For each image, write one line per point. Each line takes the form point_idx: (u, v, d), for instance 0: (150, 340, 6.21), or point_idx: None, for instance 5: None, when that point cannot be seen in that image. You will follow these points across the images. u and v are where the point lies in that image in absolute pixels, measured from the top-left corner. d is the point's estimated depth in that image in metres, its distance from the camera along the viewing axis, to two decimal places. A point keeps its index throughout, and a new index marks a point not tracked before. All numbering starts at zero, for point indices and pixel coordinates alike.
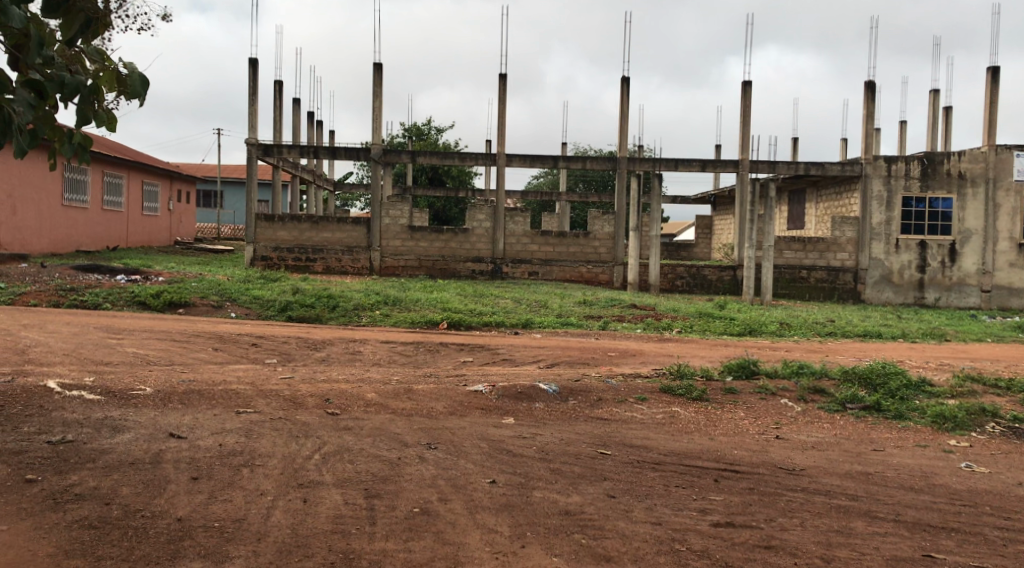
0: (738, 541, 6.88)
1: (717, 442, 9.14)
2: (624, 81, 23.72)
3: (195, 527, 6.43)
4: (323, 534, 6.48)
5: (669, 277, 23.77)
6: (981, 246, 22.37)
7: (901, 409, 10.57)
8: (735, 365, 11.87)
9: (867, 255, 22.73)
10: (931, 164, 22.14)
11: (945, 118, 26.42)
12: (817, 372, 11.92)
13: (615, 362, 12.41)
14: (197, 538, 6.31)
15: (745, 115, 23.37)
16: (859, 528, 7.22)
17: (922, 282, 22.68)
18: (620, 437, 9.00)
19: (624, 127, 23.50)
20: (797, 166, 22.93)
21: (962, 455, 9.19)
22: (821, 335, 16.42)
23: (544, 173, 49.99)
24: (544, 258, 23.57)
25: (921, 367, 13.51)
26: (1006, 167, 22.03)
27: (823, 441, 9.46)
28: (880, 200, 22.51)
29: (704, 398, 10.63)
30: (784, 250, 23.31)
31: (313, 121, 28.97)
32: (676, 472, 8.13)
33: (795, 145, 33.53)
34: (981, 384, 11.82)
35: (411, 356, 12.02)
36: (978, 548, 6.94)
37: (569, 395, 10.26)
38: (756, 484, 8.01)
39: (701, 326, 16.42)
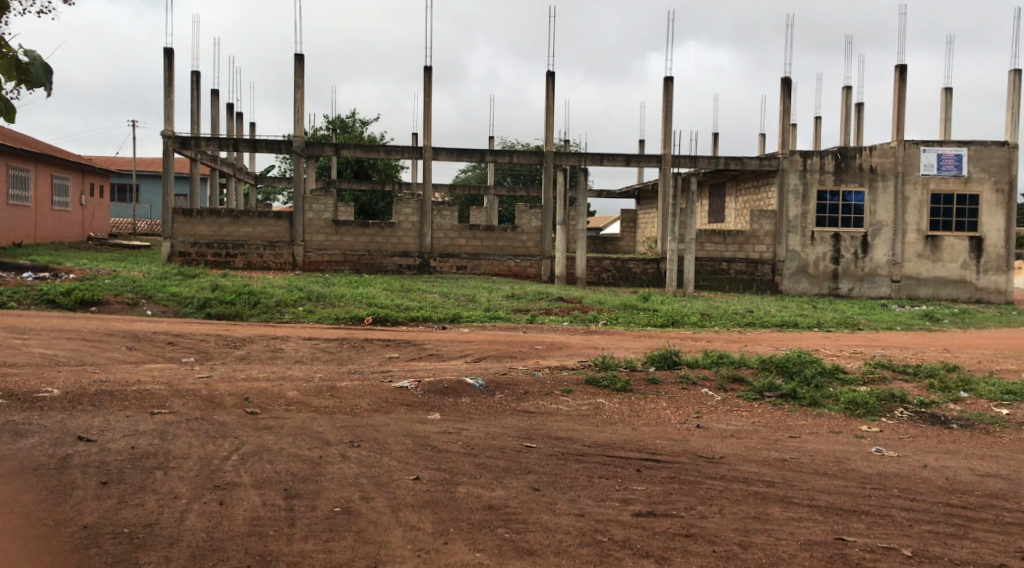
0: (658, 530, 7.03)
1: (640, 432, 9.30)
2: (548, 75, 23.84)
3: (102, 534, 6.33)
4: (239, 536, 6.44)
5: (596, 270, 24.02)
6: (891, 237, 23.07)
7: (816, 396, 10.89)
8: (657, 356, 12.08)
9: (784, 247, 23.32)
10: (844, 159, 22.85)
11: (857, 114, 27.18)
12: (736, 361, 12.22)
13: (542, 354, 12.52)
14: (104, 546, 6.21)
15: (667, 110, 23.72)
16: (775, 513, 7.44)
17: (836, 274, 23.33)
18: (545, 429, 9.10)
19: (550, 121, 23.63)
20: (717, 161, 23.36)
21: (873, 440, 9.53)
22: (740, 325, 16.82)
23: (471, 167, 50.09)
24: (471, 253, 23.59)
25: (835, 355, 13.95)
26: (914, 162, 22.77)
27: (742, 429, 9.71)
28: (796, 194, 23.14)
29: (628, 388, 10.79)
30: (705, 242, 23.68)
31: (233, 113, 28.48)
32: (598, 463, 8.27)
33: (717, 140, 34.12)
34: (892, 371, 12.27)
35: (334, 352, 11.95)
36: (886, 530, 7.22)
37: (495, 389, 10.33)
38: (676, 473, 8.19)
39: (626, 318, 16.67)
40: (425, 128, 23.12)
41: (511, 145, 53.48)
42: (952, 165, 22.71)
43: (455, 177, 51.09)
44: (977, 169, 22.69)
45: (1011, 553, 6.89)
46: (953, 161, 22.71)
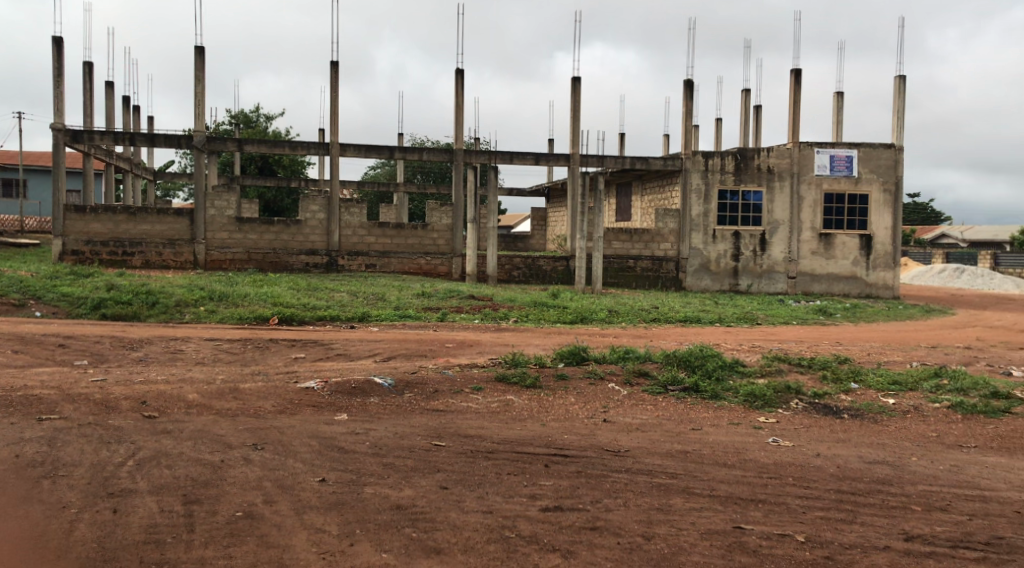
0: (564, 524, 7.18)
1: (548, 428, 9.45)
2: (457, 73, 23.86)
3: None
4: (134, 545, 6.37)
5: (506, 267, 24.15)
6: (788, 235, 23.85)
7: (717, 389, 11.22)
8: (565, 352, 12.27)
9: (687, 246, 23.90)
10: (744, 160, 23.54)
11: (756, 114, 27.96)
12: (641, 356, 12.51)
13: (452, 353, 12.59)
14: None
15: (574, 109, 24.00)
16: (677, 504, 7.68)
17: (737, 270, 24.00)
18: (455, 427, 9.17)
19: (459, 118, 23.68)
20: (623, 160, 23.74)
21: (770, 430, 9.89)
22: (646, 321, 17.18)
23: (379, 165, 49.85)
24: (381, 250, 23.49)
25: (735, 350, 14.37)
26: (808, 163, 23.56)
27: (647, 422, 9.97)
28: (699, 193, 23.72)
29: (537, 385, 10.94)
30: (612, 240, 24.10)
31: (128, 106, 27.74)
32: (506, 459, 8.39)
33: (623, 139, 34.66)
34: (788, 363, 12.72)
35: (237, 353, 11.79)
36: (781, 517, 7.52)
37: (403, 388, 10.35)
38: (583, 467, 8.36)
39: (536, 315, 16.85)
40: (331, 124, 22.91)
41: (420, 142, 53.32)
42: (844, 166, 23.57)
43: (363, 174, 50.77)
44: (866, 169, 23.60)
45: (897, 534, 7.22)
46: (844, 162, 23.57)
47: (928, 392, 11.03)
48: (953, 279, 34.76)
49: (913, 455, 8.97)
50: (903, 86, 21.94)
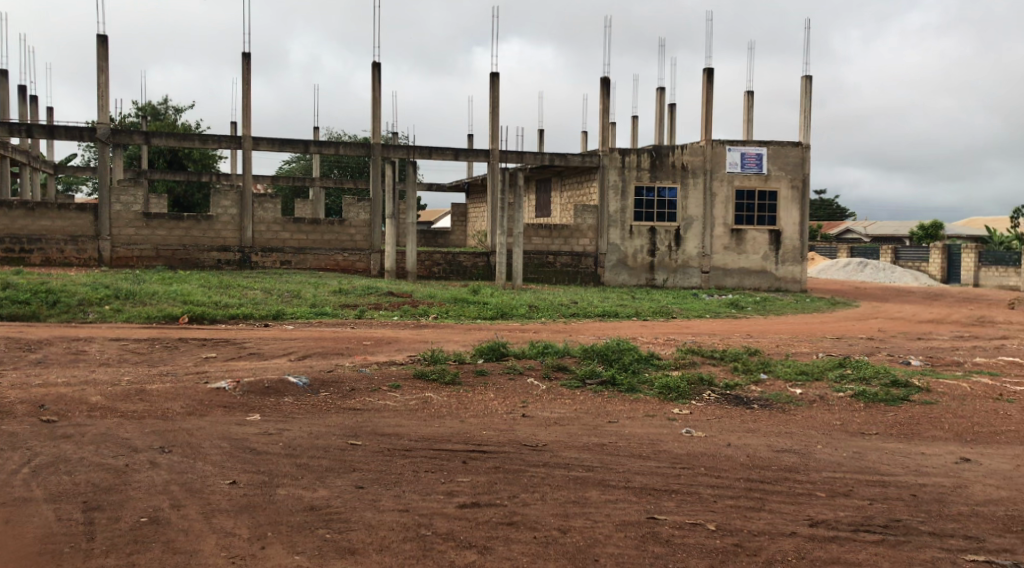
0: (481, 520, 7.21)
1: (467, 424, 9.46)
2: (373, 66, 23.65)
3: None
4: (28, 557, 6.21)
5: (426, 263, 24.04)
6: (701, 230, 24.30)
7: (633, 382, 11.39)
8: (485, 348, 12.28)
9: (605, 241, 24.19)
10: (659, 157, 23.93)
11: (671, 112, 28.40)
12: (560, 350, 12.61)
13: (370, 350, 12.50)
14: None
15: (493, 104, 24.04)
16: (593, 497, 7.77)
17: (653, 265, 24.37)
18: (372, 426, 9.12)
19: (376, 113, 23.49)
20: (542, 157, 23.88)
21: (684, 421, 10.08)
22: (565, 315, 17.31)
23: (294, 159, 49.24)
24: (297, 246, 23.19)
25: (652, 343, 14.59)
26: (720, 160, 24.05)
27: (565, 416, 10.06)
28: (616, 189, 24.02)
29: (457, 381, 10.94)
30: (532, 236, 24.24)
31: (26, 96, 26.81)
32: (423, 457, 8.38)
33: (541, 135, 34.84)
34: (701, 355, 12.99)
35: (143, 354, 11.52)
36: (694, 506, 7.67)
37: (319, 387, 10.24)
38: (501, 462, 8.41)
39: (456, 311, 16.84)
40: (244, 117, 22.49)
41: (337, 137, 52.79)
42: (754, 163, 24.11)
43: (278, 169, 50.09)
44: (775, 167, 24.17)
45: (802, 520, 7.42)
46: (754, 160, 24.12)
47: (834, 382, 11.38)
48: (857, 273, 35.86)
49: (819, 443, 9.24)
50: (809, 86, 22.53)
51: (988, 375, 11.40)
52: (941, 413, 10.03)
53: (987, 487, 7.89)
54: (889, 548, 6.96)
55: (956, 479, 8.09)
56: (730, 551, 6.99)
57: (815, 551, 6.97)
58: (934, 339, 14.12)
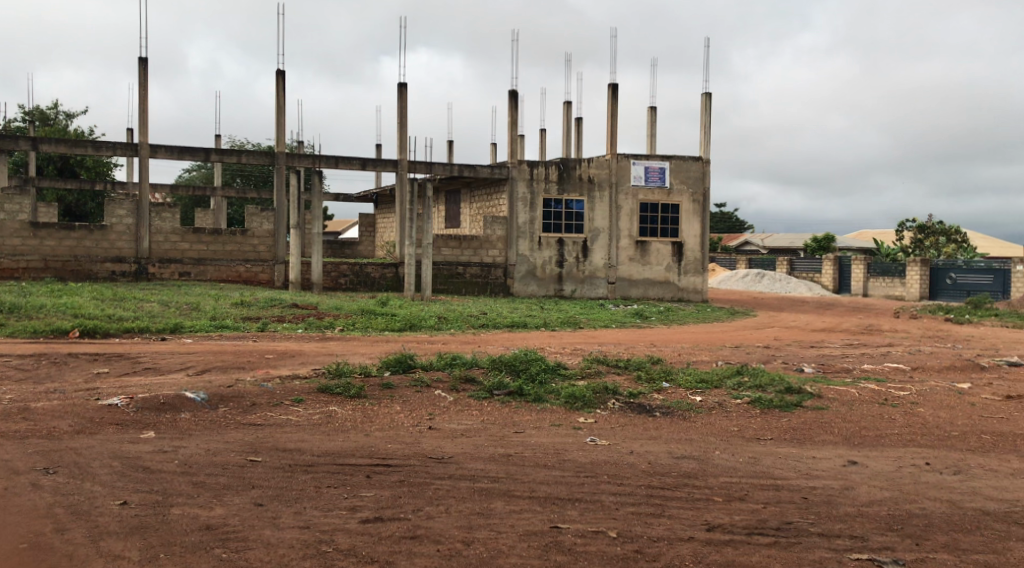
0: (384, 535, 7.17)
1: (372, 438, 9.38)
2: (278, 74, 23.33)
3: None
4: None
5: (333, 275, 23.75)
6: (607, 242, 24.65)
7: (539, 392, 11.45)
8: (392, 361, 12.19)
9: (514, 252, 24.30)
10: (566, 170, 24.22)
11: (577, 126, 28.76)
12: (468, 361, 12.61)
13: (273, 364, 12.31)
14: None
15: (401, 115, 23.94)
16: (498, 508, 7.79)
17: (561, 276, 24.58)
18: (273, 441, 8.97)
19: (281, 121, 23.15)
20: (452, 168, 23.87)
21: (589, 430, 10.19)
22: (474, 326, 17.33)
23: (194, 168, 48.24)
24: (197, 258, 22.68)
25: (559, 353, 14.71)
26: (625, 174, 24.49)
27: (471, 427, 10.06)
28: (524, 201, 24.20)
29: (362, 395, 10.82)
30: (441, 247, 24.18)
31: None
32: (326, 472, 8.27)
33: (449, 146, 34.79)
34: (607, 365, 13.15)
35: (29, 370, 11.10)
36: (597, 514, 7.76)
37: (218, 403, 10.02)
38: (405, 476, 8.37)
39: (363, 322, 16.71)
40: (140, 124, 21.91)
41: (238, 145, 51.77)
42: (657, 177, 24.61)
43: (177, 178, 48.99)
44: (677, 181, 24.73)
45: (699, 525, 7.56)
46: (658, 174, 24.63)
47: (731, 389, 11.67)
48: (755, 283, 36.80)
49: (717, 449, 9.44)
50: (709, 103, 23.10)
51: (875, 381, 11.84)
52: (831, 417, 10.37)
53: (871, 488, 8.18)
54: (781, 550, 7.14)
55: (844, 481, 8.36)
56: (630, 558, 7.08)
57: (711, 555, 7.12)
58: (826, 347, 14.60)
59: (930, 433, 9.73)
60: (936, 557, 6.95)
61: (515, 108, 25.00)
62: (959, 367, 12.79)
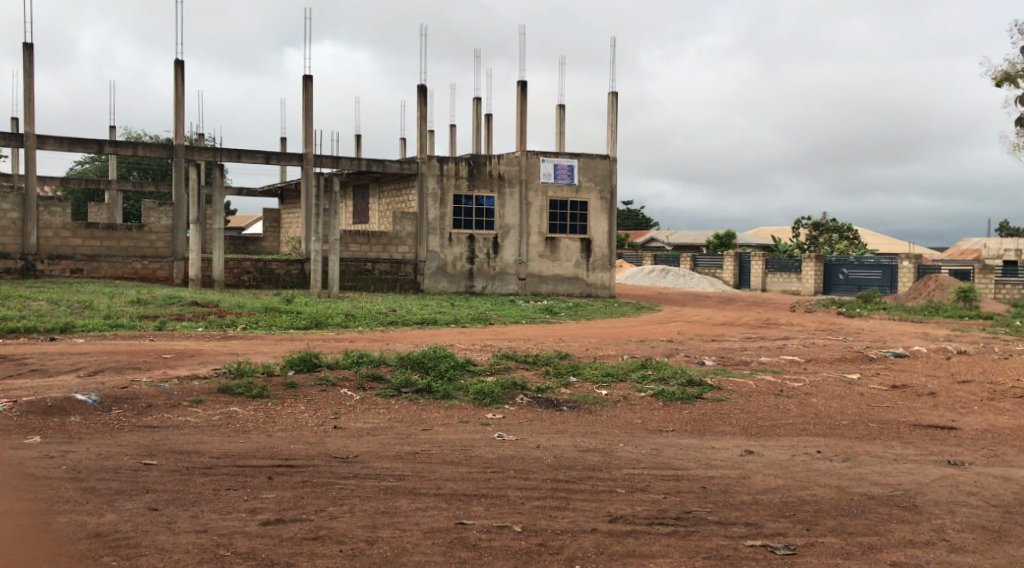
0: (285, 537, 7.06)
1: (275, 439, 9.23)
2: (177, 64, 22.72)
3: None
4: None
5: (235, 272, 23.28)
6: (518, 239, 24.78)
7: (448, 389, 11.43)
8: (295, 359, 11.99)
9: (424, 248, 24.16)
10: (476, 166, 24.22)
11: (487, 122, 28.81)
12: (375, 359, 12.50)
13: (170, 364, 11.99)
14: None
15: (307, 109, 23.60)
16: (403, 506, 7.76)
17: (472, 273, 24.57)
18: (169, 444, 8.75)
19: (180, 113, 22.55)
20: (360, 163, 23.63)
21: (497, 426, 10.21)
22: (382, 324, 17.19)
23: (87, 161, 46.70)
24: (89, 254, 21.99)
25: (467, 350, 14.72)
26: (535, 171, 24.64)
27: (378, 426, 9.98)
28: (434, 197, 24.08)
29: (264, 394, 10.63)
30: (349, 243, 23.89)
31: None
32: (226, 474, 8.11)
33: (357, 141, 34.41)
34: (515, 361, 13.20)
35: None
36: (502, 509, 7.78)
37: (111, 405, 9.74)
38: (309, 476, 8.26)
39: (267, 320, 16.43)
40: (26, 115, 21.12)
41: (137, 137, 50.36)
42: (566, 175, 24.88)
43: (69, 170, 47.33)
44: (586, 179, 25.05)
45: (602, 517, 7.66)
46: (567, 171, 24.90)
47: (636, 383, 11.84)
48: (661, 279, 37.42)
49: (621, 442, 9.57)
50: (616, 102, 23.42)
51: (772, 373, 12.19)
52: (731, 409, 10.62)
53: (767, 476, 8.41)
54: (680, 539, 7.28)
55: (741, 470, 8.58)
56: (535, 551, 7.12)
57: (613, 546, 7.21)
58: (726, 340, 14.95)
59: (822, 422, 10.05)
60: (824, 541, 7.17)
61: (423, 103, 24.89)
62: (850, 358, 13.26)
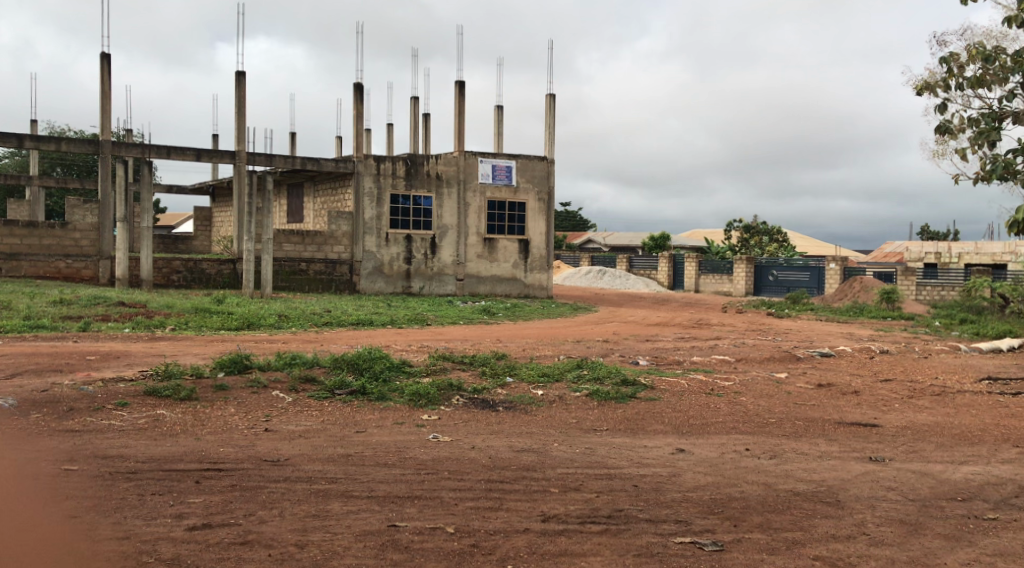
0: (212, 542, 6.94)
1: (203, 442, 9.07)
2: (104, 58, 22.21)
3: None
4: None
5: (164, 271, 22.83)
6: (456, 239, 24.73)
7: (383, 390, 11.35)
8: (226, 361, 11.80)
9: (360, 248, 23.94)
10: (414, 166, 24.10)
11: (424, 122, 28.70)
12: (308, 360, 12.35)
13: (95, 366, 11.71)
14: None
15: (240, 105, 23.26)
16: (335, 509, 7.68)
17: (409, 273, 24.44)
18: (91, 448, 8.54)
19: (106, 108, 22.04)
20: (294, 160, 23.34)
21: (431, 427, 10.16)
22: (317, 325, 17.00)
23: (9, 156, 45.40)
24: (10, 252, 21.43)
25: (403, 351, 14.64)
26: (472, 171, 24.62)
27: (310, 428, 9.86)
28: (371, 196, 23.89)
29: (193, 397, 10.44)
30: (283, 242, 23.56)
31: None
32: (151, 479, 7.94)
33: (291, 139, 34.04)
34: (451, 361, 13.17)
35: None
36: (435, 510, 7.75)
37: (29, 409, 9.49)
38: (238, 480, 8.13)
39: (197, 321, 16.14)
40: None
41: (61, 132, 49.09)
42: (504, 175, 24.93)
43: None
44: (524, 179, 25.14)
45: (535, 517, 7.67)
46: (505, 172, 24.95)
47: (571, 383, 11.89)
48: (598, 280, 37.68)
49: (554, 442, 9.59)
50: (553, 103, 23.52)
51: (704, 372, 12.35)
52: (663, 408, 10.73)
53: (696, 474, 8.51)
54: (611, 537, 7.33)
55: (672, 468, 8.66)
56: (467, 552, 7.10)
57: (545, 545, 7.22)
58: (660, 340, 15.10)
59: (751, 420, 10.20)
60: (751, 537, 7.27)
61: (360, 101, 24.70)
62: (779, 358, 13.49)
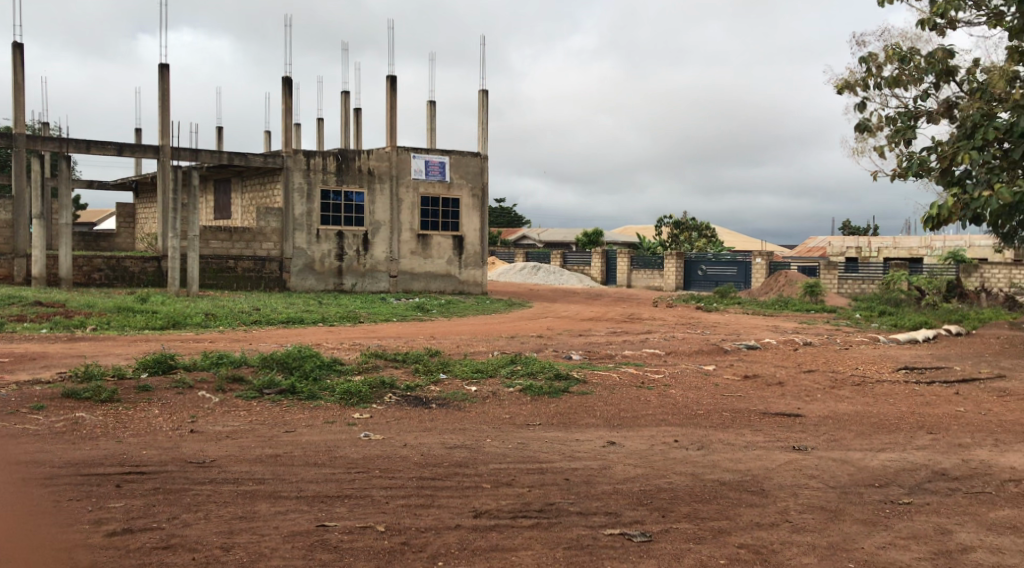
0: (133, 547, 6.75)
1: (124, 445, 8.83)
2: (18, 50, 21.52)
3: None
4: None
5: (85, 270, 22.22)
6: (389, 235, 24.57)
7: (313, 390, 11.18)
8: (149, 361, 11.51)
9: (290, 245, 23.58)
10: (345, 161, 23.84)
11: (356, 117, 28.42)
12: (236, 360, 12.12)
13: (11, 368, 11.33)
14: None
15: (163, 99, 22.75)
16: (262, 509, 7.54)
17: (341, 270, 24.18)
18: (3, 454, 8.24)
19: (19, 101, 21.36)
20: (220, 156, 22.91)
21: (363, 426, 10.04)
22: (245, 324, 16.69)
23: None
24: None
25: (335, 349, 14.45)
26: (405, 166, 24.48)
27: (236, 429, 9.67)
28: (301, 192, 23.57)
29: (114, 398, 10.16)
30: (210, 240, 23.05)
31: None
32: (69, 484, 7.70)
33: (218, 134, 33.42)
34: (383, 359, 13.04)
35: None
36: (365, 509, 7.66)
37: None
38: (161, 483, 7.93)
39: (119, 321, 15.73)
40: None
41: None
42: (437, 171, 24.86)
43: None
44: (457, 175, 25.13)
45: (467, 513, 7.62)
46: (438, 168, 24.87)
47: (504, 378, 11.86)
48: (533, 275, 37.73)
49: (487, 437, 9.54)
50: (485, 98, 23.48)
51: (634, 366, 12.43)
52: (595, 402, 10.77)
53: (626, 466, 8.54)
54: (542, 531, 7.32)
55: (603, 461, 8.69)
56: (397, 550, 7.02)
57: (476, 541, 7.18)
58: (592, 335, 15.17)
59: (680, 413, 10.29)
60: (678, 528, 7.33)
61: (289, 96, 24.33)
62: (707, 351, 13.65)
